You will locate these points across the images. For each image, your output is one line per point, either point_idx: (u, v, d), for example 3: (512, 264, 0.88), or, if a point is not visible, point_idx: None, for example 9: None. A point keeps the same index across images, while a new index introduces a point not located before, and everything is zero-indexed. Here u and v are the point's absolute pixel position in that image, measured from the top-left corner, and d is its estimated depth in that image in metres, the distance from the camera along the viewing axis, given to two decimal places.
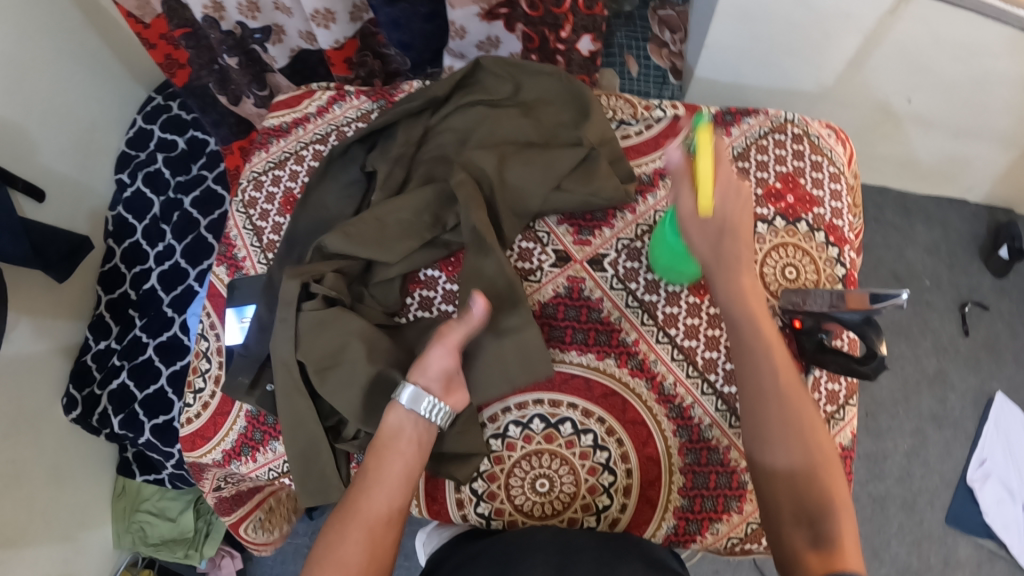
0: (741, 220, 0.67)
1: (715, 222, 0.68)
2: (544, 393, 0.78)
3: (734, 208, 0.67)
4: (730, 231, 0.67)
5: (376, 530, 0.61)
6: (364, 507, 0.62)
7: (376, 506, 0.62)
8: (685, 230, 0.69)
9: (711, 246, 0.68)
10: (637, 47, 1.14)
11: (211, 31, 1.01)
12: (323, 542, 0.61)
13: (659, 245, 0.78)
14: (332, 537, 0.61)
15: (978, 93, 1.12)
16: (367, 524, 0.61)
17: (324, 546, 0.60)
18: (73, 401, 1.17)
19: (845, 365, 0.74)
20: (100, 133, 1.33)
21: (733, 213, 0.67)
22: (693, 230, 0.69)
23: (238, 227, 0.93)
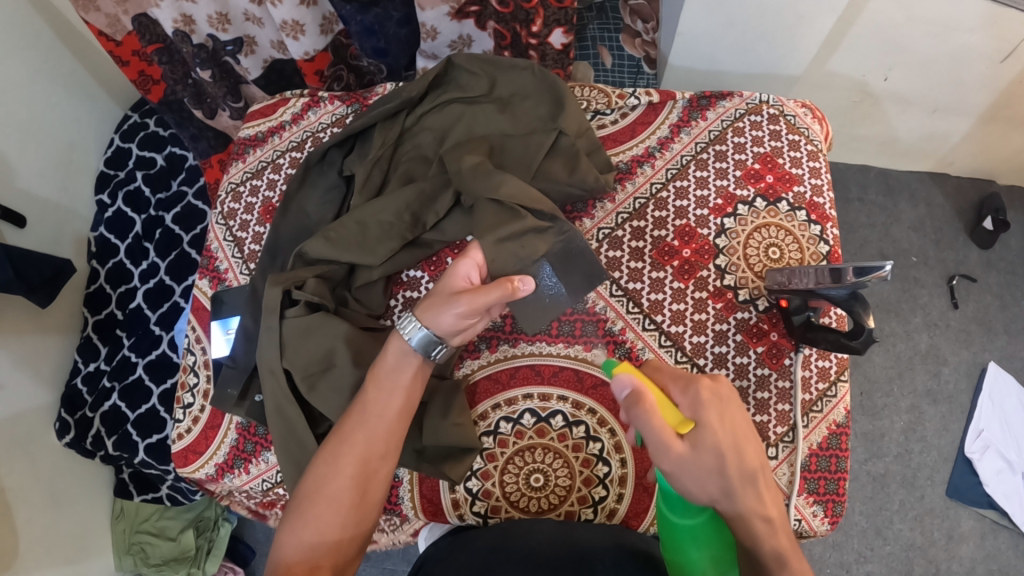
0: (730, 430, 0.62)
1: (708, 454, 0.61)
2: (534, 387, 0.78)
3: (721, 426, 0.62)
4: (723, 449, 0.61)
5: (370, 467, 0.66)
6: (360, 442, 0.66)
7: (372, 443, 0.67)
8: (677, 475, 0.62)
9: (710, 475, 0.61)
10: (610, 38, 1.19)
11: (183, 45, 1.01)
12: (318, 472, 0.65)
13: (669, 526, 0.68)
14: (326, 471, 0.65)
15: (956, 69, 1.13)
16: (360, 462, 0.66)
17: (319, 478, 0.65)
18: (66, 425, 1.17)
19: (835, 341, 0.74)
20: (80, 154, 1.32)
21: (723, 435, 0.61)
22: (690, 477, 0.61)
23: (218, 239, 0.93)
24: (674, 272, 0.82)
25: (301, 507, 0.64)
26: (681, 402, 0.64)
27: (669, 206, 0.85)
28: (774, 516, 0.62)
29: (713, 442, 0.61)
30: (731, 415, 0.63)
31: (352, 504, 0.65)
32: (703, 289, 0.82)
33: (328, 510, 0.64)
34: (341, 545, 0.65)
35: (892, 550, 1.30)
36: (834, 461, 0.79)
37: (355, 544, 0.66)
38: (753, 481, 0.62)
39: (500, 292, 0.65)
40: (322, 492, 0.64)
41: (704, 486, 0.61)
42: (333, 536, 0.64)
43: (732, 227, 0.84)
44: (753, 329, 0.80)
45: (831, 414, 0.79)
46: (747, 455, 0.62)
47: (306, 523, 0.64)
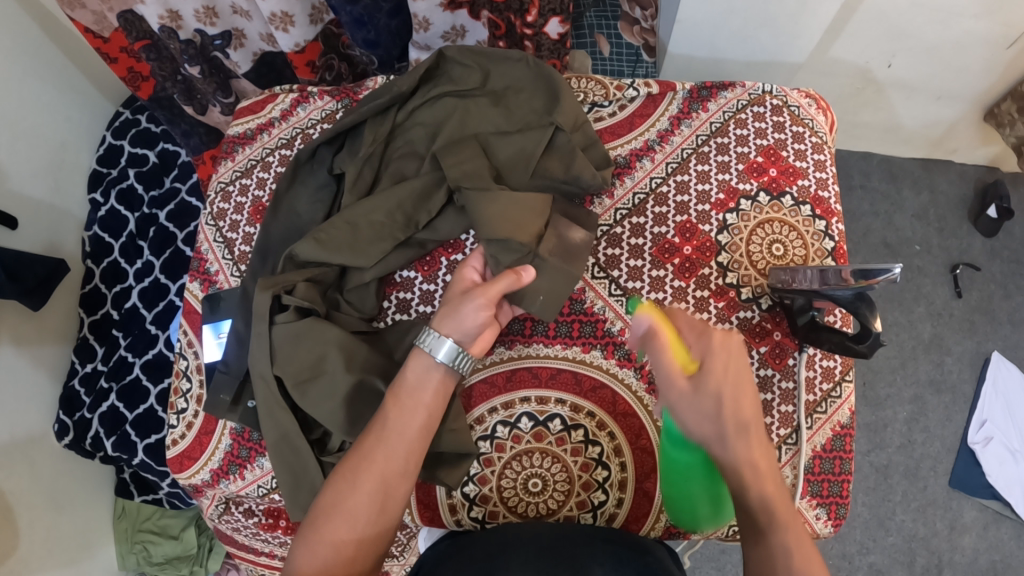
0: (733, 377, 0.62)
1: (709, 397, 0.62)
2: (532, 391, 0.76)
3: (725, 373, 0.62)
4: (703, 423, 0.62)
5: (389, 484, 0.64)
6: (380, 459, 0.64)
7: (392, 460, 0.64)
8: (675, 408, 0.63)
9: (702, 419, 0.62)
10: (608, 26, 1.16)
11: (170, 41, 0.98)
12: (338, 487, 0.64)
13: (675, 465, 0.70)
14: (346, 484, 0.63)
15: (961, 56, 1.10)
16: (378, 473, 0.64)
17: (339, 492, 0.63)
18: (65, 427, 1.16)
19: (839, 343, 0.72)
20: (71, 154, 1.29)
21: (727, 381, 0.62)
22: (687, 410, 0.63)
23: (208, 240, 0.90)
24: (674, 270, 0.80)
25: (317, 521, 0.62)
26: (693, 346, 0.65)
27: (670, 201, 0.82)
28: (763, 467, 0.60)
29: (715, 385, 0.62)
30: (734, 368, 0.62)
31: (369, 519, 0.63)
32: (704, 288, 0.79)
33: (345, 525, 0.62)
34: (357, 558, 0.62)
35: (894, 541, 1.29)
36: (837, 463, 0.77)
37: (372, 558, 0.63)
38: (747, 429, 0.61)
39: (509, 282, 0.69)
40: (341, 506, 0.62)
41: (698, 422, 0.62)
42: (348, 554, 0.61)
43: (735, 223, 0.81)
44: (755, 329, 0.79)
45: (836, 415, 0.78)
46: (744, 407, 0.61)
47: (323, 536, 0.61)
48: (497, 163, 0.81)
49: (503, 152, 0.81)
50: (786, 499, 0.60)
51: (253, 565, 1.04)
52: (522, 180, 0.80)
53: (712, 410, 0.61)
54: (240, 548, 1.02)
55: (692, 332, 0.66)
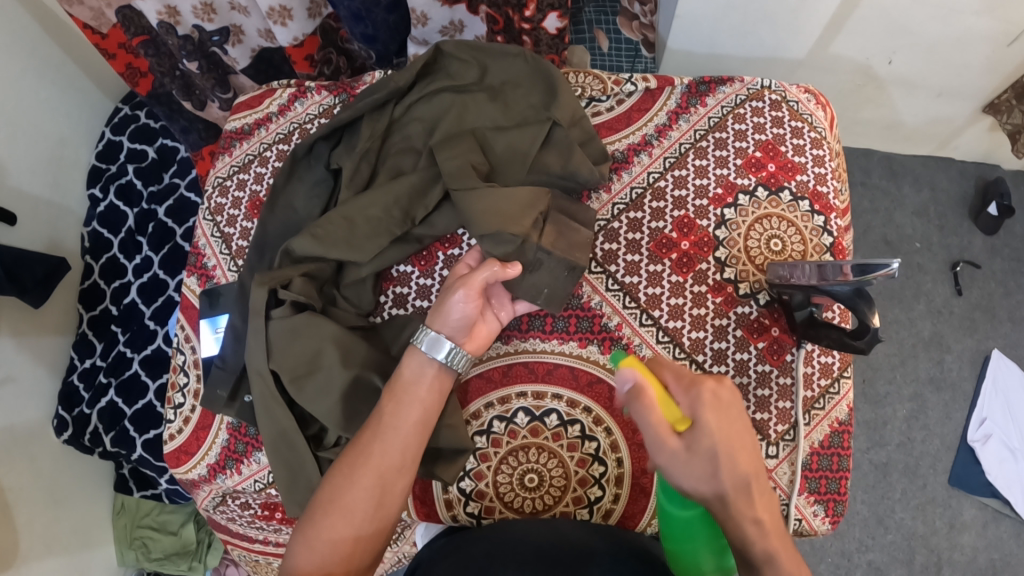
0: (725, 434, 0.61)
1: (704, 456, 0.60)
2: (528, 386, 0.75)
3: (717, 427, 0.61)
4: (706, 486, 0.60)
5: (386, 480, 0.64)
6: (376, 454, 0.64)
7: (388, 455, 0.64)
8: (670, 472, 0.62)
9: (704, 481, 0.60)
10: (607, 21, 1.16)
11: (168, 36, 0.98)
12: (334, 483, 0.64)
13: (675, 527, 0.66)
14: (342, 481, 0.63)
15: (962, 52, 1.10)
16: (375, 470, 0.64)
17: (335, 488, 0.63)
18: (64, 422, 1.16)
19: (838, 339, 0.72)
20: (70, 150, 1.29)
21: (719, 438, 0.60)
22: (682, 473, 0.61)
23: (206, 235, 0.90)
24: (672, 265, 0.79)
25: (315, 516, 0.63)
26: (681, 401, 0.63)
27: (668, 196, 0.82)
28: (764, 518, 0.60)
29: (710, 443, 0.60)
30: (725, 421, 0.62)
31: (366, 515, 0.63)
32: (702, 283, 0.79)
33: (342, 521, 0.62)
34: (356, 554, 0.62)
35: (893, 539, 1.29)
36: (835, 460, 0.77)
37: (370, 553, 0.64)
38: (746, 487, 0.60)
39: (490, 271, 0.69)
40: (338, 503, 0.62)
41: (695, 485, 0.61)
42: (346, 550, 0.62)
43: (733, 218, 0.81)
44: (754, 325, 0.78)
45: (834, 411, 0.78)
46: (739, 462, 0.61)
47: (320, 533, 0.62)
48: (494, 158, 0.81)
49: (500, 147, 0.81)
50: (785, 542, 0.61)
51: (247, 552, 1.03)
52: (519, 177, 0.80)
53: (710, 459, 0.60)
54: (235, 536, 1.01)
55: (678, 386, 0.64)
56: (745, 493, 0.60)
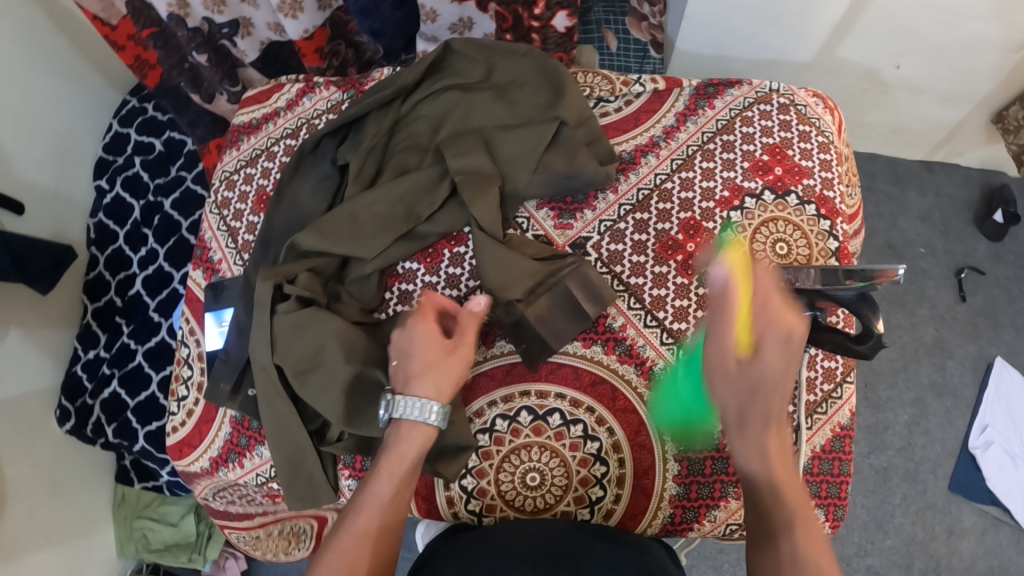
0: (781, 367, 0.61)
1: (746, 377, 0.62)
2: (531, 385, 0.75)
3: (777, 367, 0.61)
4: (739, 398, 0.63)
5: (401, 488, 0.65)
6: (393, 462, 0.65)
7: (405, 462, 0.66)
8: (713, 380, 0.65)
9: (736, 400, 0.63)
10: (615, 20, 1.15)
11: (178, 29, 1.00)
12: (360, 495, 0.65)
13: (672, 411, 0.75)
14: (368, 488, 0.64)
15: (970, 58, 1.10)
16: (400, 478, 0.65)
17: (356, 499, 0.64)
18: (66, 413, 1.16)
19: (841, 343, 0.72)
20: (77, 141, 1.29)
21: (773, 372, 0.61)
22: (721, 379, 0.64)
23: (212, 228, 0.91)
24: (677, 267, 0.79)
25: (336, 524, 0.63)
26: (757, 323, 0.63)
27: (674, 197, 0.82)
28: (778, 453, 0.61)
29: (761, 372, 0.62)
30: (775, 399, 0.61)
31: (382, 520, 0.63)
32: (707, 286, 0.78)
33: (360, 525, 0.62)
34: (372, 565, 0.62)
35: (892, 544, 1.29)
36: (836, 464, 0.77)
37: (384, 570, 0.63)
38: (775, 424, 0.61)
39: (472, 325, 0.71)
40: (358, 510, 0.63)
41: (725, 389, 0.63)
42: (363, 555, 0.61)
43: (739, 221, 0.81)
44: None
45: (836, 416, 0.78)
46: (778, 401, 0.61)
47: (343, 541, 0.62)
48: (501, 157, 0.80)
49: (507, 146, 0.80)
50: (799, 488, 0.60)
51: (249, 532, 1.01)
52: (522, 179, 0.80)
53: (755, 422, 0.61)
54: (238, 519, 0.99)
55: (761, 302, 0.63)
56: (784, 475, 0.60)
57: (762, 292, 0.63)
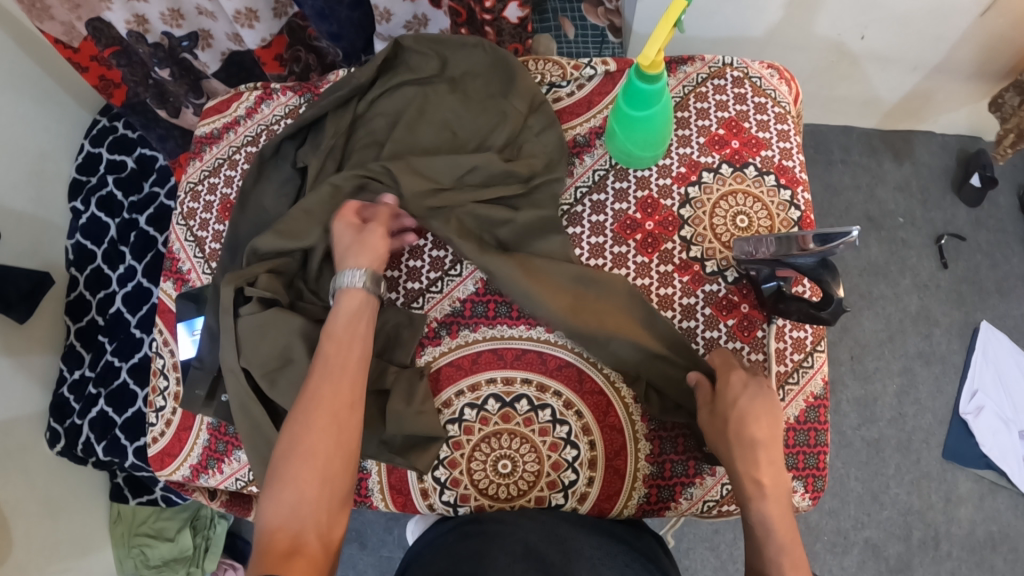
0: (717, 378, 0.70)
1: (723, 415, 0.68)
2: (497, 372, 0.75)
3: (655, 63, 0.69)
4: (736, 417, 0.67)
5: (340, 416, 0.64)
6: (327, 394, 0.65)
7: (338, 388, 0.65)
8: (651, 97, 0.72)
9: (718, 425, 0.68)
10: (571, 8, 1.15)
11: (139, 45, 1.00)
12: (279, 494, 0.60)
13: (628, 131, 0.77)
14: (306, 421, 0.63)
15: (935, 25, 1.11)
16: (337, 408, 0.65)
17: (293, 432, 0.63)
18: (56, 434, 1.17)
19: (805, 312, 0.72)
20: (51, 163, 1.30)
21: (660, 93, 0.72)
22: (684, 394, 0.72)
23: (180, 240, 0.91)
24: (637, 245, 0.80)
25: (279, 471, 0.61)
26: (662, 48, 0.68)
27: (630, 177, 0.82)
28: (765, 480, 0.65)
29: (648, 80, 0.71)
30: (761, 433, 0.66)
31: (329, 453, 0.62)
32: (668, 263, 0.79)
33: (307, 467, 0.61)
34: (310, 526, 0.59)
35: (889, 515, 1.29)
36: (812, 435, 0.77)
37: (325, 525, 0.60)
38: (754, 446, 0.66)
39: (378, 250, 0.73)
40: (295, 441, 0.62)
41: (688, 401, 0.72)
42: (313, 494, 0.61)
43: (697, 196, 0.81)
44: (723, 302, 0.78)
45: (809, 386, 0.77)
46: (756, 426, 0.67)
47: (284, 490, 0.60)
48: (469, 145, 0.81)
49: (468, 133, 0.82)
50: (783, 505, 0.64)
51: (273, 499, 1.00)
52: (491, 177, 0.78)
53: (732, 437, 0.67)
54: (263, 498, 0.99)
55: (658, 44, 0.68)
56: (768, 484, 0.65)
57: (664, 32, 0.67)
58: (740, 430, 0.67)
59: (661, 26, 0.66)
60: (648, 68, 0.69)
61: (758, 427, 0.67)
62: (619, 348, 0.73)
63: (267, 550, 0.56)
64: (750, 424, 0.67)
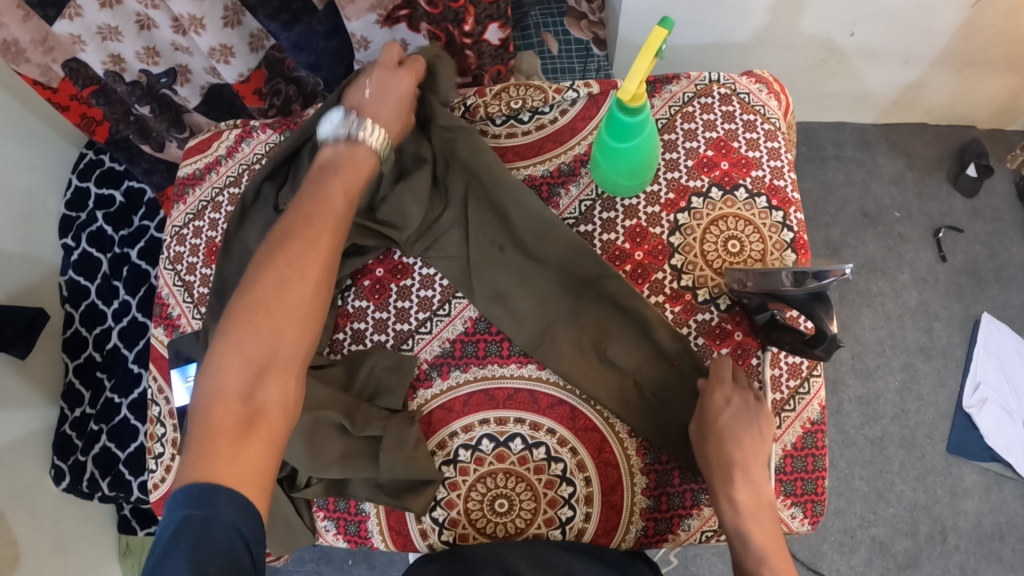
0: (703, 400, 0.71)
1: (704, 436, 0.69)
2: (490, 412, 0.75)
3: (636, 97, 0.68)
4: (712, 435, 0.68)
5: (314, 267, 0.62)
6: (306, 247, 0.62)
7: (318, 243, 0.63)
8: (634, 130, 0.71)
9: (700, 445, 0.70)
10: (554, 23, 1.14)
11: (117, 83, 1.01)
12: (232, 339, 0.57)
13: (610, 162, 0.76)
14: (262, 270, 0.60)
15: (922, 17, 1.09)
16: (303, 268, 0.61)
17: (265, 274, 0.60)
18: (60, 471, 1.16)
19: (795, 344, 0.71)
20: (39, 201, 1.29)
21: (643, 125, 0.70)
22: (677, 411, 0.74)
23: (168, 285, 0.91)
24: (626, 276, 0.79)
25: (243, 316, 0.58)
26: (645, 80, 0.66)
27: (617, 206, 0.81)
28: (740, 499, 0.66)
29: (629, 114, 0.69)
30: (738, 453, 0.67)
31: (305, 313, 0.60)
32: (659, 293, 0.78)
33: (273, 324, 0.58)
34: (268, 389, 0.56)
35: (895, 512, 1.28)
36: (810, 461, 0.76)
37: (284, 396, 0.57)
38: (731, 466, 0.67)
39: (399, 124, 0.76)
40: (268, 282, 0.59)
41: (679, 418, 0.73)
42: (268, 353, 0.57)
43: (687, 222, 0.80)
44: (716, 331, 0.77)
45: (805, 411, 0.76)
46: (737, 445, 0.67)
47: (236, 347, 0.57)
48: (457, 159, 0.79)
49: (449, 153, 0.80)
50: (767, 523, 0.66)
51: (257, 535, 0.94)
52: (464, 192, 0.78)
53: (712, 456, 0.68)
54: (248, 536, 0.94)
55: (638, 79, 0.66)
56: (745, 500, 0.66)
57: (643, 67, 0.65)
58: (717, 451, 0.68)
59: (641, 57, 0.64)
60: (630, 102, 0.68)
61: (738, 445, 0.67)
62: (616, 354, 0.75)
63: (217, 431, 0.53)
64: (730, 443, 0.67)
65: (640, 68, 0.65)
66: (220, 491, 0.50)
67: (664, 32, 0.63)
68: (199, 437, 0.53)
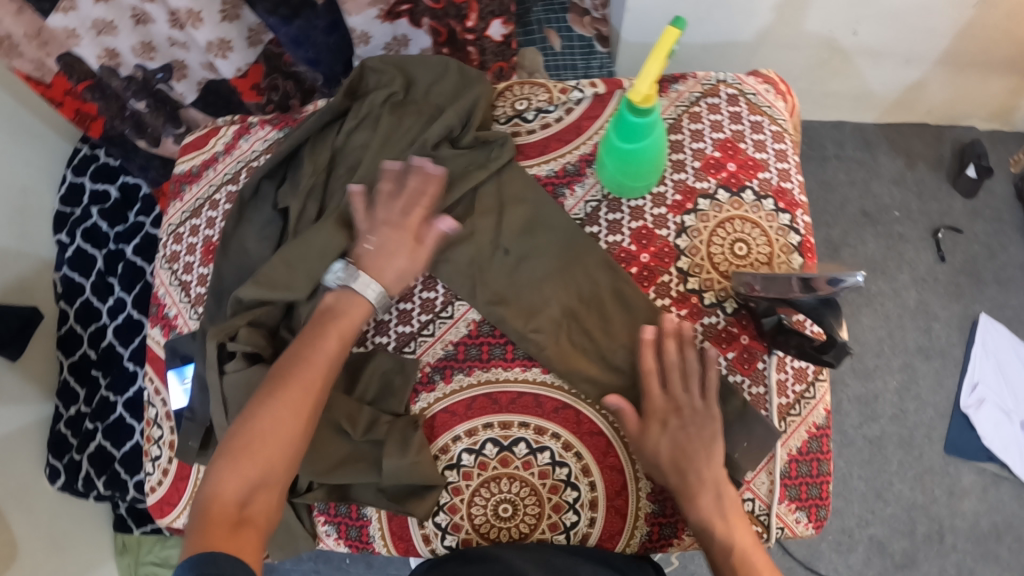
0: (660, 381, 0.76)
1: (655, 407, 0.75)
2: (494, 416, 0.75)
3: (647, 97, 0.68)
4: None
5: (307, 397, 0.66)
6: (297, 381, 0.66)
7: (308, 376, 0.67)
8: (642, 132, 0.70)
9: None
10: (557, 19, 1.12)
11: (112, 79, 0.99)
12: (223, 464, 0.62)
13: (618, 165, 0.75)
14: (261, 407, 0.64)
15: (924, 17, 1.09)
16: (299, 404, 0.66)
17: (258, 409, 0.64)
18: (55, 470, 1.15)
19: (802, 349, 0.71)
20: (33, 197, 1.27)
21: (652, 127, 0.70)
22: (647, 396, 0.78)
23: (164, 285, 0.89)
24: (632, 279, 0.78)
25: (235, 446, 0.62)
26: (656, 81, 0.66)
27: (623, 208, 0.80)
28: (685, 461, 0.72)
29: (638, 115, 0.69)
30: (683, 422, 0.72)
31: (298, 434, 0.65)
32: (665, 296, 0.78)
33: (265, 446, 0.63)
34: (255, 503, 0.62)
35: (893, 512, 1.29)
36: (814, 465, 0.76)
37: (269, 507, 0.63)
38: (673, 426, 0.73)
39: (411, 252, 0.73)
40: (258, 416, 0.64)
41: None
42: (257, 476, 0.62)
43: (694, 224, 0.79)
44: (722, 334, 0.77)
45: (810, 416, 0.76)
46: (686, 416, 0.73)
47: (229, 471, 0.61)
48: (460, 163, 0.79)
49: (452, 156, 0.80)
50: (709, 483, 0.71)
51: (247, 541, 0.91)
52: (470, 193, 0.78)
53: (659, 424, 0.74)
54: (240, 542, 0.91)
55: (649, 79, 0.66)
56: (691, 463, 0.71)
57: (655, 68, 0.65)
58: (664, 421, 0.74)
59: (653, 58, 0.64)
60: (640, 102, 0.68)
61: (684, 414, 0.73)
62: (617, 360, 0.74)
63: (211, 529, 0.58)
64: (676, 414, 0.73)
65: (651, 68, 0.65)
66: (222, 558, 0.54)
67: (676, 32, 0.62)
68: (194, 532, 0.58)
